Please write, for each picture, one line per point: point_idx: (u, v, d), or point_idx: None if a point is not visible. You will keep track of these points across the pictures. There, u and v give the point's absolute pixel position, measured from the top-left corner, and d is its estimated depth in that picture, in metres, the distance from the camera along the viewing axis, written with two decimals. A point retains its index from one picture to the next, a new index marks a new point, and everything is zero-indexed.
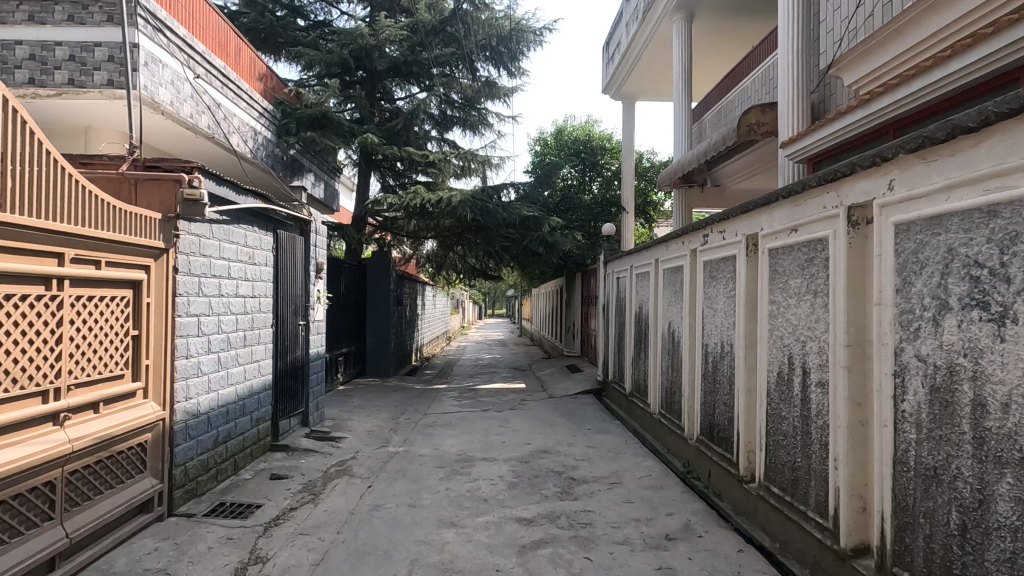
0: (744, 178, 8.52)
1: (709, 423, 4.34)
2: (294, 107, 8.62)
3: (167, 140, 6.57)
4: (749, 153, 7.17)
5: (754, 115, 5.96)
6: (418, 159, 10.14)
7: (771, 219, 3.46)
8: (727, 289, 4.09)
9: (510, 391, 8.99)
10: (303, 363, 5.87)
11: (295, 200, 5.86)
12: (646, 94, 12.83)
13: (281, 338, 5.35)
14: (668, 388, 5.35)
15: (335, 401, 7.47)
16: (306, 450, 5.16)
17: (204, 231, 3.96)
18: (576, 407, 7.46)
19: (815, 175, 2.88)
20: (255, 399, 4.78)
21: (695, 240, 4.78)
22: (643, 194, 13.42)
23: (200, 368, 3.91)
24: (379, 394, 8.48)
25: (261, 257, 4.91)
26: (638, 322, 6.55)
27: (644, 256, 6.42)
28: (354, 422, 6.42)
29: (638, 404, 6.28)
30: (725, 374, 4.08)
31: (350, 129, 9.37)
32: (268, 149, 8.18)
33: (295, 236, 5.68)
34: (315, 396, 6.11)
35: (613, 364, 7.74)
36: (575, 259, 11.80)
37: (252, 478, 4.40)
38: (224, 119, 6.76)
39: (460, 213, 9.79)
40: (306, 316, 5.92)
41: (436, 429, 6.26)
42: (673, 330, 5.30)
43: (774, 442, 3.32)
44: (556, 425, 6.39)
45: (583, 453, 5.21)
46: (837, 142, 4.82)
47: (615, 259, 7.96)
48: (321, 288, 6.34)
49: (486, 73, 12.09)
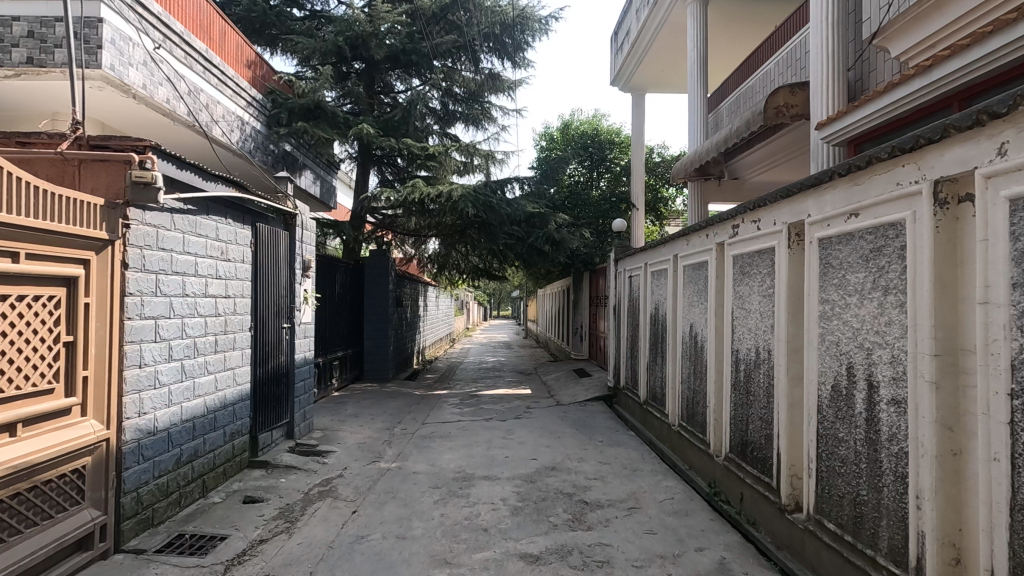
0: (764, 169, 7.98)
1: (741, 440, 3.80)
2: (286, 96, 8.14)
3: (142, 129, 6.08)
4: (772, 142, 6.65)
5: (783, 95, 5.36)
6: (417, 152, 9.57)
7: (822, 202, 2.92)
8: (764, 286, 3.55)
9: (514, 397, 8.46)
10: (289, 370, 5.37)
11: (279, 191, 5.37)
12: (656, 86, 12.31)
13: (261, 342, 4.85)
14: (690, 398, 4.82)
15: (326, 409, 6.97)
16: (288, 467, 4.65)
17: (162, 222, 3.46)
18: (585, 416, 6.93)
19: (887, 144, 2.34)
20: (229, 410, 4.29)
21: (722, 232, 4.25)
22: (652, 190, 12.86)
23: (159, 379, 3.42)
24: (375, 401, 7.98)
25: (236, 254, 4.41)
26: (654, 325, 6.01)
27: (661, 253, 5.86)
28: (345, 433, 5.90)
29: (655, 414, 5.74)
30: (762, 385, 3.54)
31: (345, 119, 8.78)
32: (256, 141, 7.69)
33: (278, 231, 5.19)
34: (301, 405, 5.60)
35: (625, 369, 7.21)
36: (581, 259, 11.45)
37: (222, 502, 3.89)
38: (205, 106, 6.28)
39: (462, 208, 9.26)
40: (292, 319, 5.43)
41: (435, 441, 5.74)
42: (695, 333, 4.76)
43: (828, 469, 2.79)
44: (565, 436, 5.87)
45: (595, 471, 4.68)
46: (886, 121, 4.22)
47: (627, 256, 7.41)
48: (309, 287, 5.84)
49: (490, 65, 11.62)
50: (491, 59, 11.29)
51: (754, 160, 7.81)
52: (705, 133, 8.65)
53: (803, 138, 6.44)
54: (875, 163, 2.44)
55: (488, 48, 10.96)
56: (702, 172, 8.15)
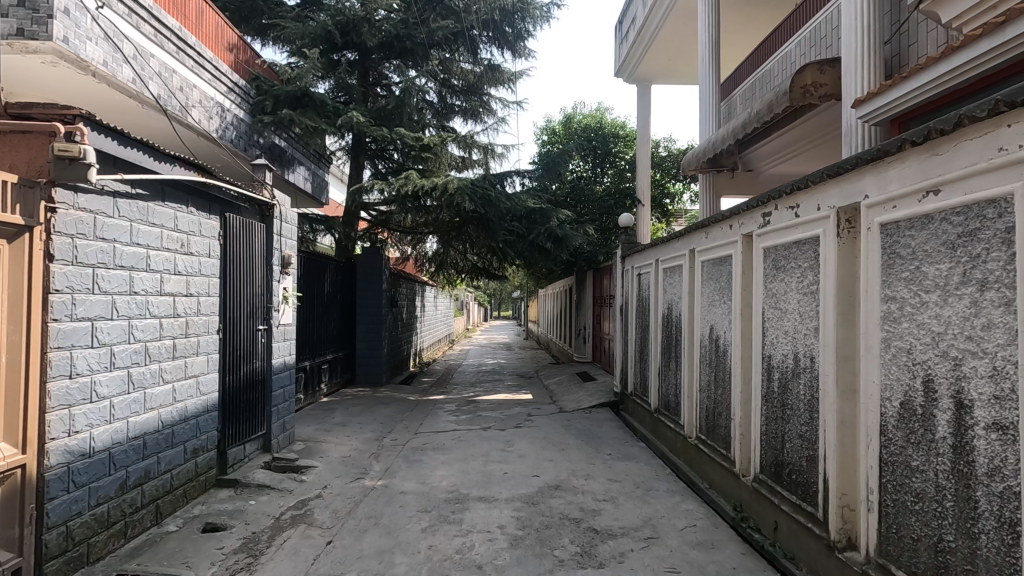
0: (782, 159, 7.47)
1: (775, 460, 3.29)
2: (271, 83, 7.65)
3: (108, 111, 5.62)
4: (792, 128, 6.20)
5: (810, 74, 4.86)
6: (411, 143, 8.96)
7: (884, 180, 2.42)
8: (804, 283, 3.05)
9: (514, 403, 7.94)
10: (265, 377, 4.86)
11: (255, 179, 4.87)
12: (663, 76, 11.81)
13: (232, 346, 4.35)
14: (711, 409, 4.31)
15: (311, 418, 6.47)
16: (260, 486, 4.14)
17: (102, 206, 2.96)
18: (591, 425, 6.43)
19: (987, 98, 1.85)
20: (192, 423, 3.79)
21: (751, 222, 3.74)
22: (658, 186, 12.33)
23: (97, 391, 2.91)
24: (366, 408, 7.47)
25: (200, 247, 3.91)
26: (667, 327, 5.50)
27: (675, 249, 5.34)
28: (329, 445, 5.40)
29: (669, 425, 5.25)
30: (803, 397, 3.03)
31: (334, 108, 8.13)
32: (238, 129, 7.19)
33: (253, 223, 4.69)
34: (280, 415, 5.09)
35: (634, 374, 6.70)
36: (584, 257, 10.98)
37: (178, 531, 3.37)
38: (179, 89, 5.84)
39: (459, 200, 8.64)
40: (269, 321, 4.91)
41: (427, 454, 5.23)
42: (717, 336, 4.25)
43: (897, 504, 2.28)
44: (570, 449, 5.35)
45: (605, 491, 4.17)
46: (939, 93, 3.70)
47: (635, 253, 6.89)
48: (289, 285, 5.33)
49: (489, 55, 11.12)
50: (490, 49, 10.88)
51: (769, 150, 7.36)
52: (717, 122, 8.16)
53: (828, 123, 5.96)
54: (966, 125, 1.95)
55: (487, 38, 10.58)
56: (714, 163, 7.67)
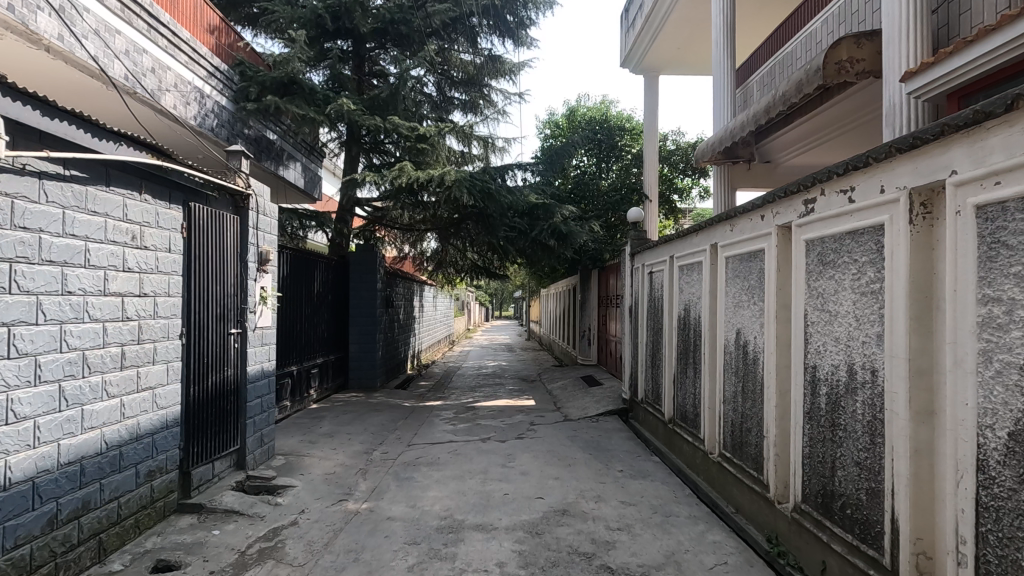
0: (803, 148, 6.95)
1: (823, 490, 2.79)
2: (256, 68, 7.16)
3: (73, 95, 5.24)
4: (821, 111, 5.73)
5: (846, 47, 4.36)
6: (406, 133, 8.37)
7: (982, 150, 1.92)
8: (862, 281, 2.56)
9: (516, 410, 7.46)
10: (238, 387, 4.37)
11: (228, 167, 4.38)
12: (671, 65, 11.30)
13: (198, 354, 3.87)
14: (737, 424, 3.82)
15: (296, 428, 5.98)
16: (227, 512, 3.65)
17: (22, 188, 2.49)
18: (599, 435, 5.94)
19: None
20: (148, 441, 3.31)
21: (789, 211, 3.24)
22: (666, 181, 11.83)
23: (14, 411, 2.43)
24: (357, 415, 6.98)
25: (156, 241, 3.42)
26: (683, 330, 5.00)
27: (694, 245, 4.83)
28: (312, 461, 4.92)
29: (687, 438, 4.76)
30: (860, 418, 2.53)
31: (323, 95, 7.53)
32: (220, 118, 6.71)
33: (224, 214, 4.19)
34: (257, 428, 4.60)
35: (645, 381, 6.21)
36: (589, 255, 10.49)
37: (123, 571, 2.88)
38: (151, 71, 5.44)
39: (457, 194, 8.09)
40: (244, 324, 4.41)
41: (419, 470, 4.75)
42: (745, 342, 3.76)
43: (1003, 562, 1.79)
44: (577, 464, 4.86)
45: (618, 518, 3.68)
46: (1012, 62, 3.14)
47: (646, 249, 6.38)
48: (268, 284, 4.84)
49: (489, 43, 10.60)
50: (491, 39, 10.43)
51: (790, 139, 6.89)
52: (732, 112, 7.66)
53: (862, 104, 5.45)
54: None
55: (487, 27, 10.11)
56: (729, 154, 7.21)
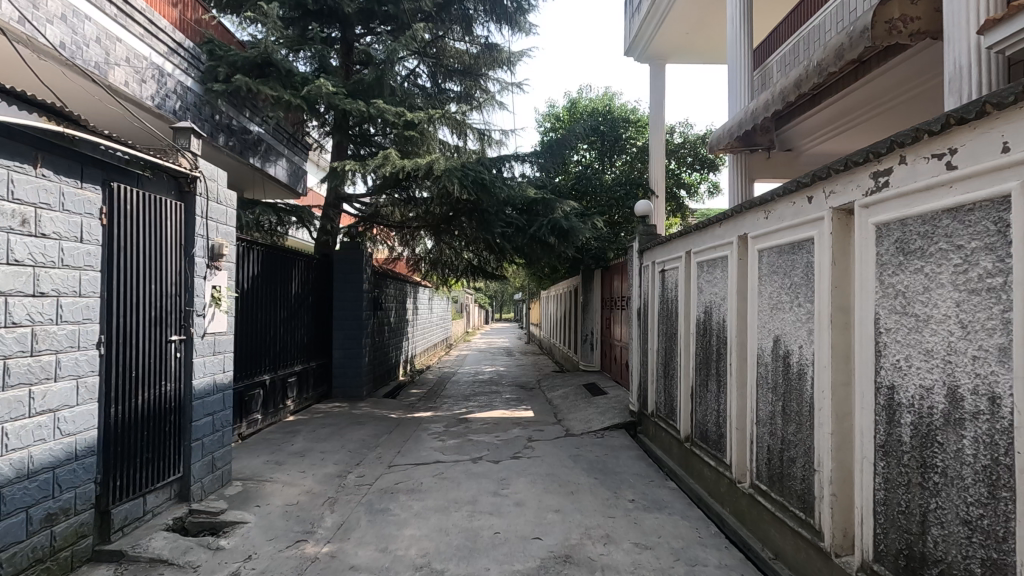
0: (832, 131, 6.28)
1: (907, 551, 2.13)
2: (227, 47, 6.51)
3: (8, 66, 4.64)
4: (868, 81, 5.03)
5: (898, 3, 3.70)
6: (393, 120, 7.57)
7: None
8: (971, 274, 1.89)
9: (512, 423, 6.79)
10: (181, 403, 3.69)
11: (168, 145, 3.72)
12: (679, 53, 10.66)
13: (124, 366, 3.19)
14: (776, 451, 3.15)
15: (265, 446, 5.31)
16: (152, 561, 2.98)
17: None
18: (605, 454, 5.27)
19: None
20: (45, 478, 2.64)
21: (849, 190, 2.57)
22: (673, 176, 11.15)
23: None
24: (336, 430, 6.31)
25: (60, 228, 2.76)
26: (703, 337, 4.34)
27: (717, 238, 4.16)
28: (275, 487, 4.25)
29: (710, 462, 4.09)
30: (972, 461, 1.86)
31: (302, 77, 6.87)
32: (185, 100, 6.09)
33: (161, 198, 3.52)
34: (206, 451, 3.93)
35: (655, 393, 5.55)
36: (592, 253, 9.82)
37: None
38: (95, 42, 4.82)
39: (447, 184, 7.39)
40: (188, 329, 3.74)
41: (397, 500, 4.09)
42: (787, 352, 3.08)
43: None
44: (581, 492, 4.20)
45: (633, 568, 3.01)
46: None
47: (657, 245, 5.71)
48: (222, 283, 4.17)
49: (485, 29, 9.93)
50: (487, 26, 9.80)
51: (819, 122, 6.23)
52: (750, 95, 7.01)
53: (903, 72, 4.79)
54: None
55: (483, 11, 9.46)
56: (747, 141, 6.56)
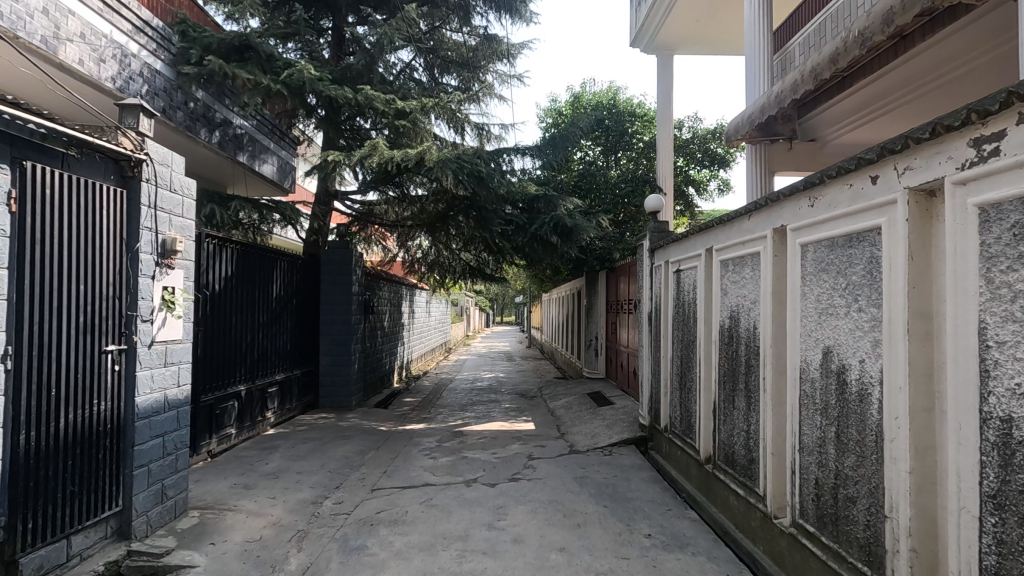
0: (867, 115, 5.74)
1: None
2: (201, 28, 6.01)
3: None
4: (922, 50, 4.50)
5: None
6: (383, 109, 7.05)
7: None
8: None
9: (511, 437, 6.24)
10: (119, 424, 3.14)
11: (107, 122, 3.16)
12: (688, 44, 10.14)
13: (39, 384, 2.64)
14: (828, 486, 2.60)
15: (235, 467, 4.76)
16: None
17: None
18: (615, 476, 4.71)
19: None
20: None
21: (934, 165, 2.02)
22: (681, 174, 10.62)
23: None
24: (319, 445, 5.76)
25: None
26: (729, 346, 3.79)
27: (745, 232, 3.62)
28: (236, 518, 3.70)
29: (738, 490, 3.53)
30: None
31: (284, 61, 6.37)
32: (153, 85, 5.59)
33: (93, 183, 2.98)
34: (153, 479, 3.37)
35: (670, 407, 5.00)
36: (596, 254, 9.29)
37: None
38: (42, 13, 4.28)
39: (441, 176, 6.84)
40: (129, 337, 3.19)
41: (376, 534, 3.53)
42: (842, 368, 2.53)
43: None
44: (590, 526, 3.65)
45: None
46: None
47: (671, 243, 5.16)
48: (176, 284, 3.61)
49: (484, 19, 9.39)
50: (487, 16, 9.30)
51: (853, 108, 5.71)
52: (770, 81, 6.47)
53: (956, 38, 4.26)
54: None
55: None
56: (768, 131, 6.07)
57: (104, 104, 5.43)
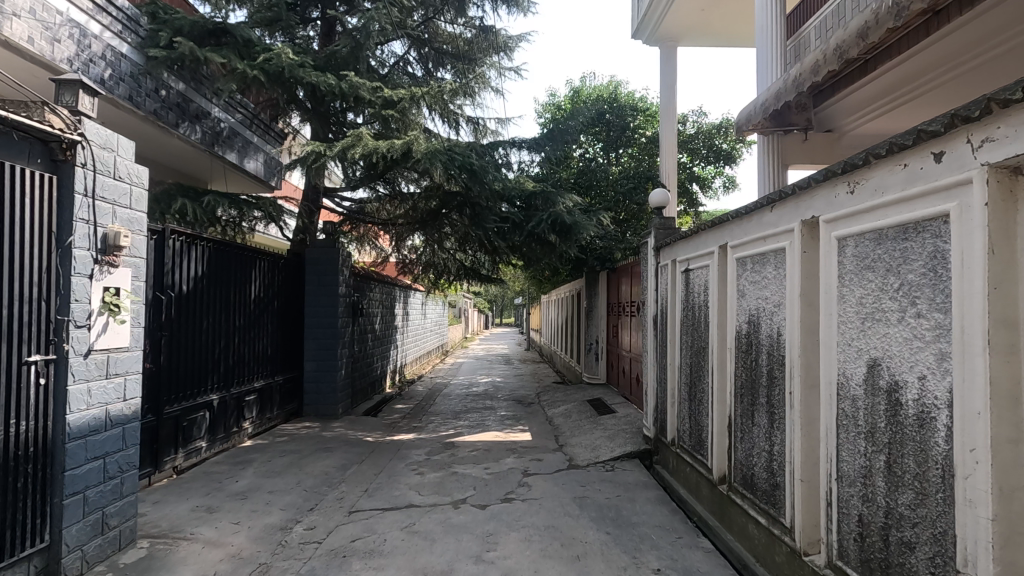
0: (891, 99, 5.31)
1: None
2: (174, 11, 5.63)
3: None
4: (958, 28, 4.06)
5: None
6: (369, 98, 6.62)
7: None
8: None
9: (506, 450, 5.81)
10: (43, 447, 2.70)
11: (35, 99, 2.74)
12: (692, 35, 9.73)
13: None
14: (876, 526, 2.18)
15: (201, 485, 4.33)
16: None
17: None
18: (618, 496, 4.28)
19: None
20: None
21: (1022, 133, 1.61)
22: (685, 171, 10.21)
23: None
24: (298, 459, 5.33)
25: None
26: (747, 355, 3.36)
27: (766, 227, 3.20)
28: (190, 548, 3.27)
29: (758, 518, 3.11)
30: None
31: (263, 46, 5.95)
32: (117, 69, 5.17)
33: (11, 166, 2.57)
34: (89, 508, 2.93)
35: (677, 419, 4.58)
36: (596, 254, 8.88)
37: None
38: None
39: (430, 169, 6.40)
40: (58, 346, 2.76)
41: (347, 569, 3.10)
42: (894, 385, 2.11)
43: None
44: (590, 558, 3.21)
45: None
46: None
47: (680, 240, 4.73)
48: (121, 286, 3.17)
49: (480, 9, 8.96)
50: (484, 6, 8.87)
51: (875, 93, 5.28)
52: (782, 68, 6.05)
53: (995, 15, 3.82)
54: None
55: None
56: (781, 121, 5.63)
57: (38, 80, 4.95)
